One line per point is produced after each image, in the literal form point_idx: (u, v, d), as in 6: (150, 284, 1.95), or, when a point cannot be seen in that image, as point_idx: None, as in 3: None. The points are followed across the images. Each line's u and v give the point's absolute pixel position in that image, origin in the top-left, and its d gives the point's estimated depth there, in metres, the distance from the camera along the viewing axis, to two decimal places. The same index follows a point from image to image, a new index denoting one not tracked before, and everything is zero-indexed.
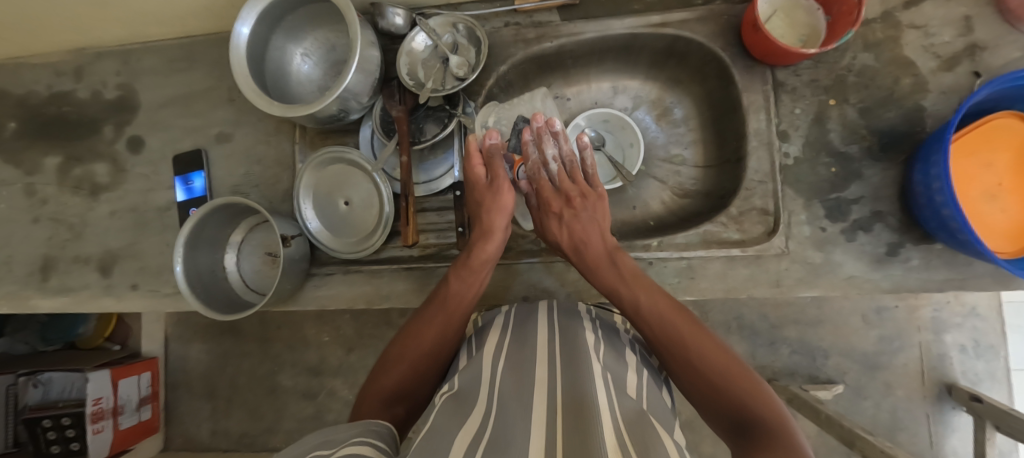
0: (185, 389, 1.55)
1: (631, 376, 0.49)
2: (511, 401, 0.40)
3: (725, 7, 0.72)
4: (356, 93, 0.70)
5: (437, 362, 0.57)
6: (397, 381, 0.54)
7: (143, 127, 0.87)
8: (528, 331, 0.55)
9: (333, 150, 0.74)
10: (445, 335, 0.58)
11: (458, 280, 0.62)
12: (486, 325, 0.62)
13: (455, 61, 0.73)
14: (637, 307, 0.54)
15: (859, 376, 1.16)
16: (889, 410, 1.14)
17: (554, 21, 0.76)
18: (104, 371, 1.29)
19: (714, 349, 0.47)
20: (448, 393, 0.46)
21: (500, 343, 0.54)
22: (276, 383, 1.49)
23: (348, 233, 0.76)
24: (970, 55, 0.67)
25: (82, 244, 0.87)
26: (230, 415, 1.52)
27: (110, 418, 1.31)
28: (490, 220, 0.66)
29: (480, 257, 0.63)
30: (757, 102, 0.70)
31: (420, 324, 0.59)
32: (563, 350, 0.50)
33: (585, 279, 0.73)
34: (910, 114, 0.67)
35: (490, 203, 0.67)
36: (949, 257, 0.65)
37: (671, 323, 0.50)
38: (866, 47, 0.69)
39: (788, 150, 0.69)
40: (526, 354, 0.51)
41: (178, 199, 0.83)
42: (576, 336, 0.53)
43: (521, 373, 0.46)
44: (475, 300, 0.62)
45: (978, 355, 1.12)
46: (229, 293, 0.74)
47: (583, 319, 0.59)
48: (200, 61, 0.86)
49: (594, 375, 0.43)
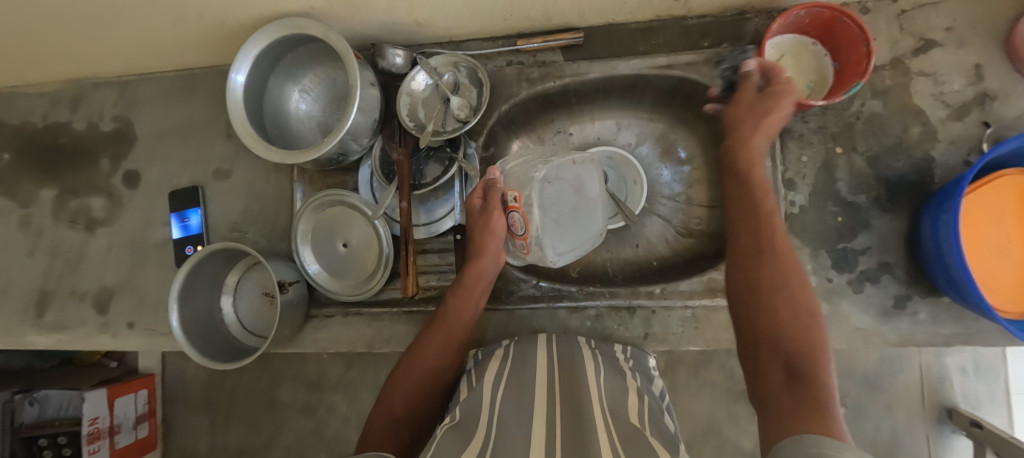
0: (183, 403, 1.52)
1: (634, 400, 0.50)
2: (512, 422, 0.43)
3: (732, 50, 0.71)
4: (356, 134, 0.69)
5: (440, 385, 0.59)
6: (404, 402, 0.56)
7: (140, 161, 0.85)
8: (527, 357, 0.59)
9: (333, 193, 0.73)
10: (446, 355, 0.61)
11: (453, 298, 0.63)
12: (486, 357, 0.64)
13: (457, 103, 0.72)
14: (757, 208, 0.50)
15: (859, 397, 1.14)
16: (889, 431, 1.12)
17: (558, 61, 0.75)
18: (99, 391, 1.27)
19: (805, 292, 0.42)
20: (450, 424, 0.46)
21: (501, 370, 0.57)
22: (275, 398, 1.47)
23: (348, 274, 0.75)
24: (980, 104, 0.66)
25: (79, 279, 0.86)
26: (229, 428, 1.50)
27: (107, 438, 1.29)
28: (482, 244, 0.63)
29: (475, 273, 0.64)
30: (764, 148, 0.69)
31: (422, 344, 0.62)
32: (561, 375, 0.53)
33: (588, 325, 0.72)
34: (919, 163, 0.66)
35: (481, 228, 0.64)
36: (957, 311, 0.64)
37: (773, 257, 0.46)
38: (874, 94, 0.68)
39: (795, 198, 0.69)
40: (525, 382, 0.52)
41: (174, 236, 0.82)
42: (575, 370, 0.55)
43: (520, 401, 0.47)
44: (474, 319, 0.64)
45: (979, 377, 1.11)
46: (228, 338, 0.74)
47: (583, 348, 0.63)
48: (198, 93, 0.84)
49: (594, 407, 0.44)
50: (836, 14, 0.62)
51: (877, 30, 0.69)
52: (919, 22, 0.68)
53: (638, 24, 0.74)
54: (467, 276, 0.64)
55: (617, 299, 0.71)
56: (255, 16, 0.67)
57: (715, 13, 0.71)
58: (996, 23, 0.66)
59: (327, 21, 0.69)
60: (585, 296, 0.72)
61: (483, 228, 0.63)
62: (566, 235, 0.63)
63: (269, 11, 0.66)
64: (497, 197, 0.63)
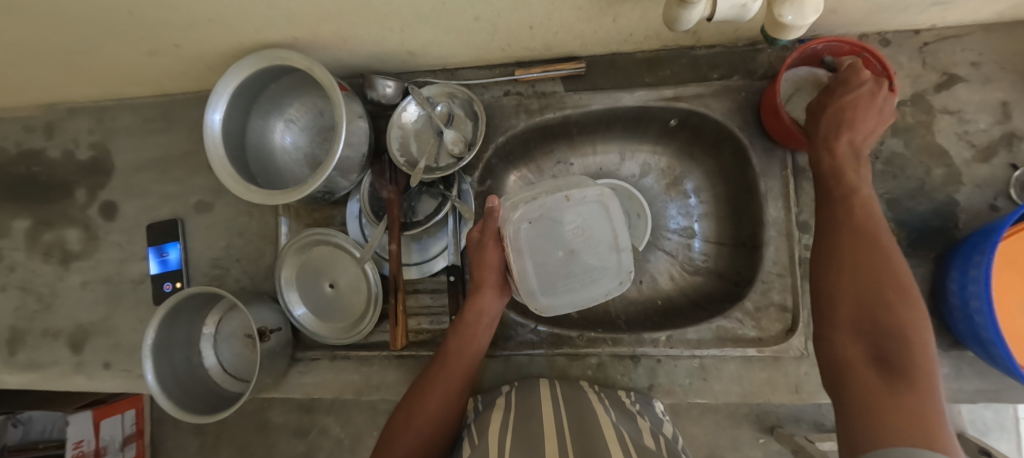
0: (172, 423, 1.40)
1: (650, 443, 0.49)
2: None
3: (743, 83, 0.67)
4: (346, 170, 0.64)
5: (445, 427, 0.57)
6: (407, 451, 0.54)
7: (118, 192, 0.81)
8: (531, 404, 0.57)
9: (316, 232, 0.69)
10: (449, 401, 0.59)
11: (455, 338, 0.61)
12: (487, 406, 0.62)
13: (451, 136, 0.68)
14: (846, 216, 0.45)
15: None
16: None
17: (558, 91, 0.71)
18: (86, 413, 1.19)
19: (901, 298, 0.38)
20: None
21: (505, 419, 0.54)
22: (267, 420, 1.34)
23: (335, 317, 0.71)
24: (1008, 145, 0.62)
25: (52, 317, 0.81)
26: (218, 452, 1.37)
27: None
28: (479, 277, 0.63)
29: (476, 310, 0.62)
30: (777, 188, 0.65)
31: (424, 386, 0.59)
32: (569, 419, 0.52)
33: (589, 373, 0.68)
34: (942, 207, 0.63)
35: (477, 261, 0.63)
36: (982, 366, 0.61)
37: (862, 262, 0.41)
38: (895, 132, 0.64)
39: (809, 242, 0.65)
40: (532, 425, 0.51)
41: (151, 272, 0.78)
42: (582, 411, 0.54)
43: (530, 442, 0.46)
44: (476, 359, 0.62)
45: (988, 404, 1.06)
46: (210, 386, 0.69)
47: (587, 391, 0.62)
48: (178, 122, 0.80)
49: (609, 445, 0.44)
50: (857, 49, 0.58)
51: (898, 64, 0.65)
52: (942, 56, 0.64)
53: (644, 54, 0.69)
54: (468, 313, 0.62)
55: (620, 346, 0.66)
56: (235, 46, 0.62)
57: (726, 43, 0.67)
58: (1023, 59, 0.63)
59: (314, 51, 0.65)
60: (586, 344, 0.67)
61: (479, 261, 0.63)
62: (549, 278, 0.63)
63: (250, 41, 0.61)
64: (491, 232, 0.61)
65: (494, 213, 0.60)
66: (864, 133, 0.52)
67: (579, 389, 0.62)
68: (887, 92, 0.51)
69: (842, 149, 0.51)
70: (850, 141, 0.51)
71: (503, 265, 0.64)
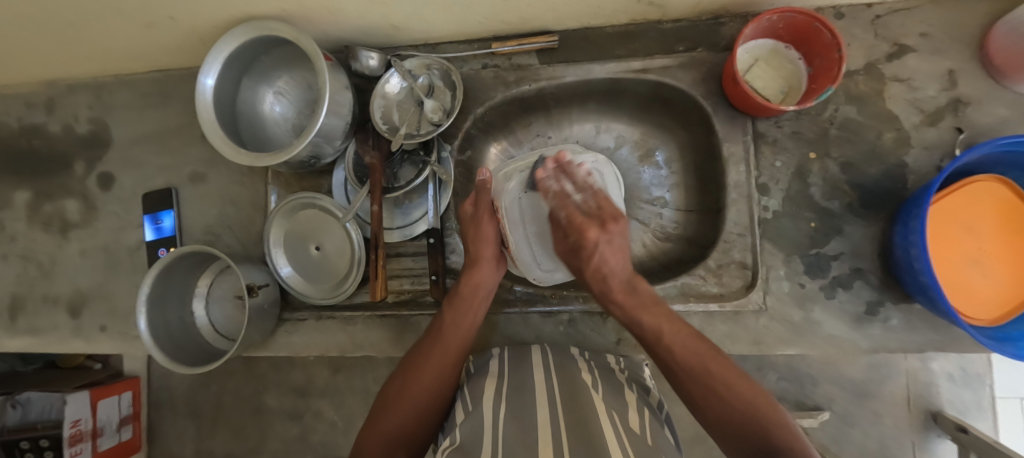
0: (168, 407, 1.33)
1: (634, 414, 0.48)
2: (517, 445, 0.39)
3: (708, 55, 0.71)
4: (329, 137, 0.68)
5: (439, 403, 0.53)
6: (400, 422, 0.50)
7: (115, 164, 0.85)
8: (524, 376, 0.55)
9: (304, 196, 0.73)
10: (445, 372, 0.55)
11: (451, 311, 0.60)
12: (478, 370, 0.61)
13: (430, 105, 0.72)
14: (647, 335, 0.51)
15: (847, 404, 0.98)
16: (875, 439, 0.96)
17: (533, 64, 0.75)
18: (83, 393, 1.13)
19: (738, 377, 0.47)
20: (451, 447, 0.42)
21: (498, 388, 0.53)
22: (261, 402, 1.26)
23: (321, 278, 0.74)
24: (954, 110, 0.66)
25: (52, 284, 0.85)
26: (214, 435, 1.29)
27: (89, 440, 1.14)
28: (476, 251, 0.62)
29: (473, 283, 0.61)
30: (738, 153, 0.69)
31: (419, 357, 0.56)
32: (564, 393, 0.51)
33: (562, 331, 0.72)
34: (892, 170, 0.66)
35: (472, 236, 0.63)
36: (931, 318, 0.64)
37: (694, 354, 0.48)
38: (849, 100, 0.68)
39: (768, 204, 0.68)
40: (525, 399, 0.49)
41: (147, 238, 0.82)
42: (574, 380, 0.54)
43: (522, 415, 0.46)
44: (472, 333, 0.60)
45: (965, 384, 0.95)
46: (199, 341, 0.73)
47: (577, 358, 0.61)
48: (173, 97, 0.84)
49: (598, 419, 0.44)
50: (809, 19, 0.61)
51: (852, 36, 0.68)
52: (894, 28, 0.67)
53: (614, 28, 0.73)
54: (463, 286, 0.62)
55: (591, 303, 0.70)
56: (225, 19, 0.66)
57: (690, 17, 0.71)
58: (970, 29, 0.66)
59: (300, 24, 0.69)
60: (559, 301, 0.71)
61: (476, 235, 0.62)
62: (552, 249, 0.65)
63: (239, 13, 0.64)
64: (486, 205, 0.62)
65: (487, 184, 0.62)
66: (617, 265, 0.54)
67: (568, 356, 0.61)
68: (597, 237, 0.52)
69: (614, 286, 0.54)
70: (601, 272, 0.53)
71: (498, 236, 0.64)
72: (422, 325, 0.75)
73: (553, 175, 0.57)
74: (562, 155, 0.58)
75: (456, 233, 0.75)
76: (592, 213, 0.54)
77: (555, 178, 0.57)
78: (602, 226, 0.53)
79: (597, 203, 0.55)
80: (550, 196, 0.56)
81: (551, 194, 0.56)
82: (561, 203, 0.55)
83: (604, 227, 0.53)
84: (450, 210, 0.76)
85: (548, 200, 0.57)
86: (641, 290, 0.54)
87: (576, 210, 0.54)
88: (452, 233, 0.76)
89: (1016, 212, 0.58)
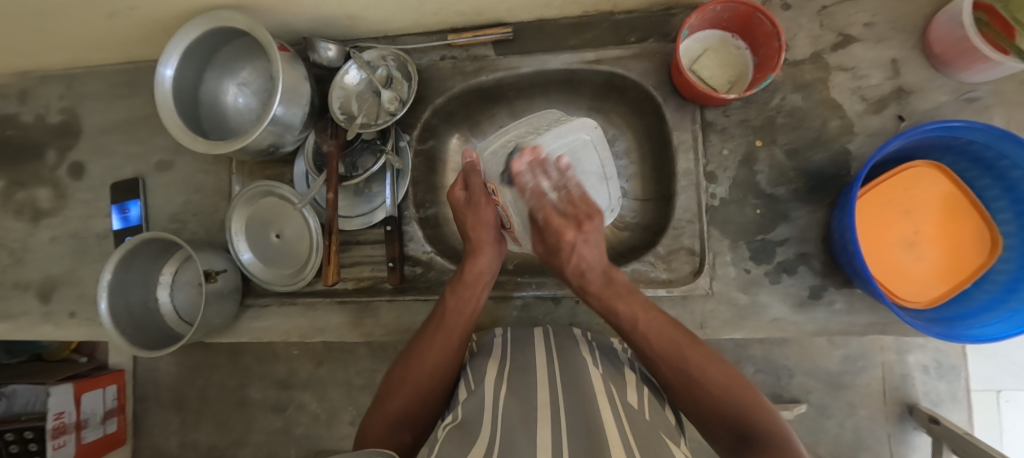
0: (154, 400, 1.23)
1: (631, 394, 0.49)
2: (517, 426, 0.40)
3: (659, 45, 0.72)
4: (289, 126, 0.69)
5: (443, 384, 0.53)
6: (404, 405, 0.50)
7: (85, 153, 0.87)
8: (527, 356, 0.56)
9: (263, 183, 0.74)
10: (447, 357, 0.54)
11: (453, 295, 0.59)
12: (481, 351, 0.60)
13: (387, 96, 0.73)
14: (621, 323, 0.53)
15: (823, 395, 0.90)
16: (851, 431, 0.89)
17: (490, 55, 0.77)
18: (67, 386, 1.01)
19: (713, 364, 0.48)
20: (452, 423, 0.43)
21: (501, 369, 0.53)
22: (245, 395, 1.18)
23: (283, 264, 0.77)
24: (897, 98, 0.67)
25: (23, 270, 0.87)
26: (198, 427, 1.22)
27: (73, 432, 1.03)
28: (476, 236, 0.61)
29: (475, 270, 0.60)
30: (687, 141, 0.70)
31: (421, 344, 0.56)
32: (564, 372, 0.51)
33: (514, 315, 0.75)
34: (837, 156, 0.68)
35: (471, 222, 0.61)
36: (873, 301, 0.65)
37: (669, 337, 0.51)
38: (795, 88, 0.69)
39: (716, 191, 0.70)
40: (528, 379, 0.50)
41: (115, 226, 0.84)
42: (574, 361, 0.54)
43: (524, 396, 0.46)
44: (475, 318, 0.59)
45: (940, 376, 0.88)
46: (162, 326, 0.76)
47: (581, 340, 0.61)
48: (142, 87, 0.86)
49: (597, 399, 0.44)
50: (750, 9, 0.63)
51: (798, 26, 0.70)
52: (839, 18, 0.69)
53: (570, 19, 0.74)
54: (466, 273, 0.60)
55: (544, 288, 0.73)
56: (186, 9, 0.68)
57: (642, 9, 0.72)
58: (913, 18, 0.67)
59: (260, 14, 0.70)
60: (513, 287, 0.75)
61: (475, 220, 0.61)
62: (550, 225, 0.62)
63: (199, 3, 0.66)
64: (479, 190, 0.59)
65: (475, 166, 0.59)
66: (594, 259, 0.55)
67: (572, 339, 0.60)
68: (574, 240, 0.52)
69: (594, 283, 0.56)
70: (579, 269, 0.56)
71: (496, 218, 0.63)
72: (379, 311, 0.76)
73: (531, 169, 0.51)
74: (540, 146, 0.51)
75: (414, 221, 0.77)
76: (569, 212, 0.53)
77: (532, 172, 0.51)
78: (578, 227, 0.52)
79: (570, 202, 0.53)
80: (527, 195, 0.52)
81: (527, 192, 0.51)
82: (538, 203, 0.51)
83: (580, 227, 0.52)
84: (408, 198, 0.78)
85: (525, 198, 0.52)
86: (617, 280, 0.56)
87: (552, 210, 0.52)
88: (410, 221, 0.77)
89: (949, 197, 0.60)
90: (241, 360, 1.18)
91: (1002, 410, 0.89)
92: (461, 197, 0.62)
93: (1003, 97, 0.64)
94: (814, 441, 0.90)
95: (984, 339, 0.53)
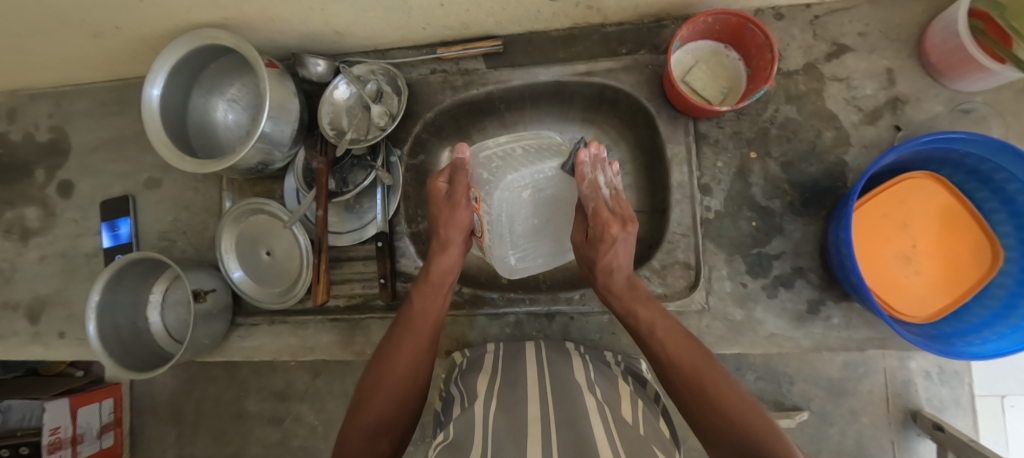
0: (149, 415, 1.11)
1: (626, 406, 0.47)
2: (507, 439, 0.39)
3: (650, 57, 0.71)
4: (278, 142, 0.67)
5: (416, 389, 0.51)
6: (381, 412, 0.47)
7: (74, 172, 0.86)
8: (517, 370, 0.55)
9: (253, 201, 0.73)
10: (419, 360, 0.52)
11: (419, 296, 0.57)
12: (472, 366, 0.59)
13: (377, 111, 0.73)
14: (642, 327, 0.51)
15: (824, 403, 0.82)
16: (853, 439, 0.81)
17: (480, 68, 0.76)
18: (64, 399, 0.93)
19: (728, 386, 0.45)
20: (443, 444, 0.41)
21: (491, 383, 0.52)
22: (242, 408, 1.07)
23: (273, 282, 0.76)
24: (892, 108, 0.66)
25: (12, 290, 0.86)
26: (192, 443, 1.09)
27: (68, 449, 0.94)
28: (443, 235, 0.57)
29: (440, 269, 0.57)
30: (681, 154, 0.69)
31: (392, 348, 0.53)
32: (551, 386, 0.50)
33: (508, 332, 0.74)
34: (831, 168, 0.67)
35: (443, 220, 0.57)
36: (870, 316, 0.64)
37: (687, 350, 0.48)
38: (788, 99, 0.68)
39: (710, 204, 0.69)
40: (517, 392, 0.49)
41: (104, 245, 0.83)
42: (565, 375, 0.52)
43: (513, 409, 0.45)
44: (443, 316, 0.58)
45: (942, 381, 0.79)
46: (152, 346, 0.74)
47: (572, 354, 0.60)
48: (131, 104, 0.85)
49: (590, 415, 0.42)
50: (742, 20, 0.62)
51: (791, 37, 0.69)
52: (832, 28, 0.68)
53: (559, 31, 0.73)
54: (430, 271, 0.58)
55: (537, 305, 0.73)
56: (170, 28, 0.67)
57: (632, 20, 0.71)
58: (907, 28, 0.66)
59: (245, 31, 0.69)
60: (504, 303, 0.74)
61: (441, 219, 0.57)
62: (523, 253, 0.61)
63: (183, 23, 0.65)
64: (463, 189, 0.55)
65: (464, 164, 0.55)
66: (624, 263, 0.53)
67: (565, 353, 0.60)
68: (619, 234, 0.49)
69: (618, 287, 0.54)
70: (610, 266, 0.52)
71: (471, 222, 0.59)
72: (370, 329, 0.75)
73: (592, 163, 0.52)
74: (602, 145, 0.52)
75: (406, 236, 0.76)
76: (616, 210, 0.52)
77: (592, 166, 0.52)
78: (623, 225, 0.50)
79: (618, 202, 0.53)
80: (584, 185, 0.52)
81: (584, 182, 0.52)
82: (591, 195, 0.52)
83: (625, 225, 0.50)
84: (400, 214, 0.77)
85: (580, 188, 0.53)
86: (639, 287, 0.54)
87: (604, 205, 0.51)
88: (402, 237, 0.76)
89: (948, 210, 0.59)
90: (237, 372, 1.07)
91: (1006, 417, 0.85)
92: (440, 191, 0.58)
93: (999, 107, 0.64)
94: (815, 450, 0.81)
95: (984, 356, 0.52)
